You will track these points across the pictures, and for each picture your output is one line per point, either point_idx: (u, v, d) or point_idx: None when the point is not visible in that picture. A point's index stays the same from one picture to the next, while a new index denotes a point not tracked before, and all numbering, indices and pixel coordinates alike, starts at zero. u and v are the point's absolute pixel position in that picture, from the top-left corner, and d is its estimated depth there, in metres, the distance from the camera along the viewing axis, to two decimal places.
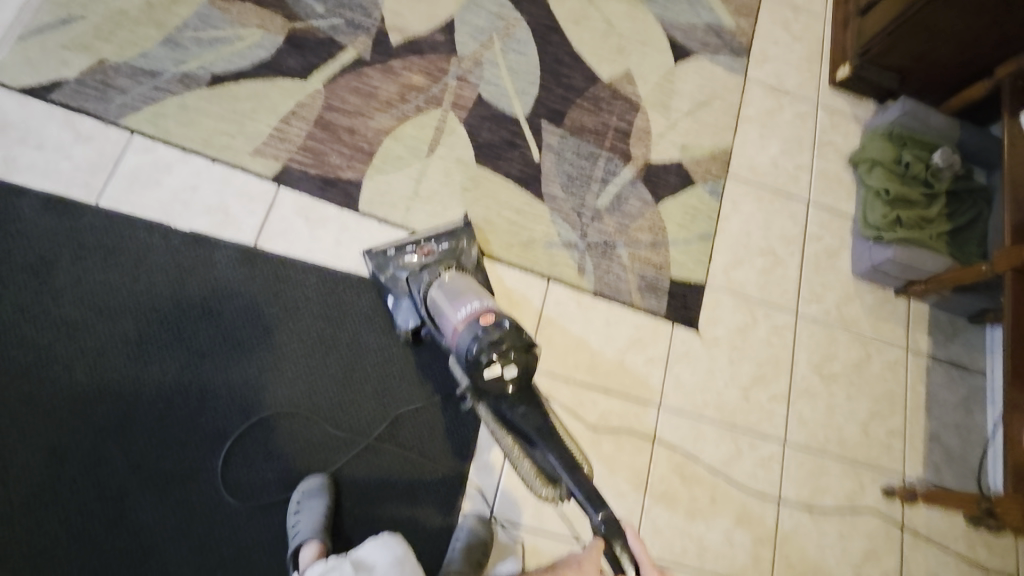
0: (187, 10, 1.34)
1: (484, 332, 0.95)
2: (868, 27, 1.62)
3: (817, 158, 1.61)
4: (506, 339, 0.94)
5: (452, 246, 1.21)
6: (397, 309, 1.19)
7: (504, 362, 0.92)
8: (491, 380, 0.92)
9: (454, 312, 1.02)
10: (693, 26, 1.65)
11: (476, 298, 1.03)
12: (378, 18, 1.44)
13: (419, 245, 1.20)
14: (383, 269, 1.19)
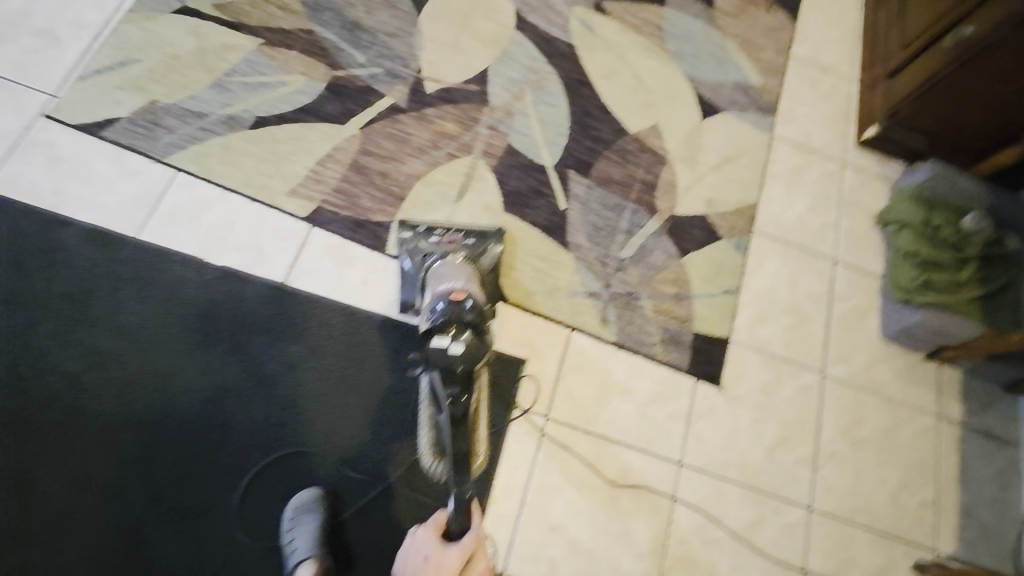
0: (236, 56, 1.41)
1: (456, 310, 0.98)
2: (896, 90, 1.63)
3: (845, 216, 1.60)
4: (464, 321, 0.97)
5: (478, 243, 1.26)
6: (404, 277, 1.25)
7: (455, 338, 0.94)
8: (437, 350, 0.94)
9: (440, 288, 1.08)
10: (721, 83, 1.68)
11: (464, 285, 1.09)
12: (415, 69, 1.49)
13: (446, 233, 1.27)
14: (408, 239, 1.25)
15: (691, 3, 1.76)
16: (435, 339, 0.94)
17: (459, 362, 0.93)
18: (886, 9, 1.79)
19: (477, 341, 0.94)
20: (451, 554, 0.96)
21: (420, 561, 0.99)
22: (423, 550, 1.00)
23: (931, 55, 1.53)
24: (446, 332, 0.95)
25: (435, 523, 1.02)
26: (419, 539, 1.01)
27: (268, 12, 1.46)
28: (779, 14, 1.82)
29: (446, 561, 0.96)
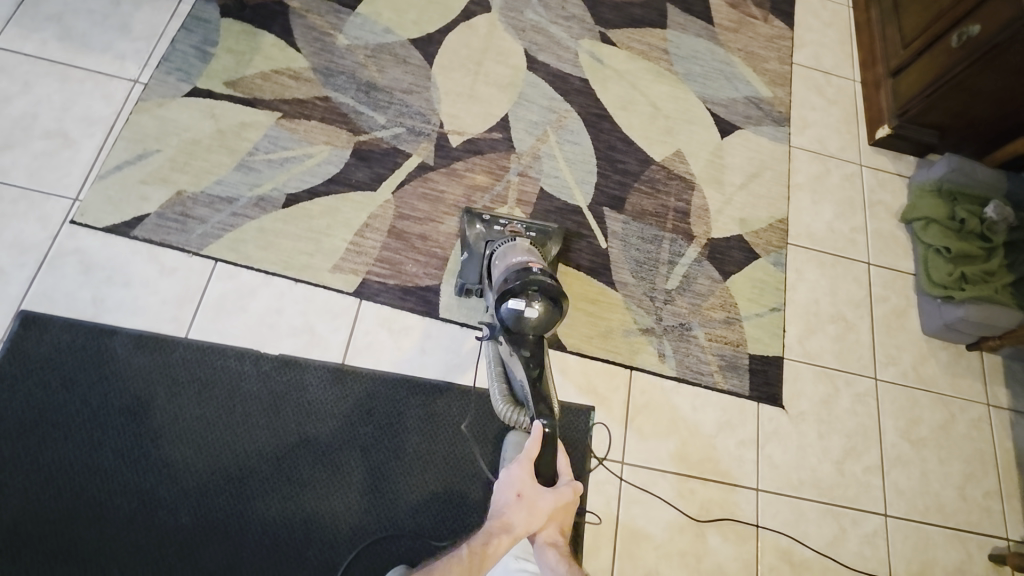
0: (257, 133, 1.37)
1: (532, 275, 1.05)
2: (904, 89, 1.66)
3: (870, 218, 1.63)
4: (542, 288, 1.03)
5: (539, 236, 1.29)
6: (466, 262, 1.27)
7: (532, 303, 1.02)
8: (511, 312, 1.03)
9: (511, 259, 1.15)
10: (733, 99, 1.70)
11: (536, 259, 1.13)
12: (436, 123, 1.47)
13: (510, 223, 1.30)
14: (472, 226, 1.28)
15: (692, 23, 1.78)
16: (511, 303, 1.02)
17: (534, 325, 1.04)
18: (879, 9, 1.83)
19: (550, 310, 1.03)
20: (548, 497, 1.01)
21: (511, 496, 1.00)
22: (516, 485, 1.01)
23: (937, 53, 1.57)
24: (524, 296, 1.03)
25: (530, 459, 1.02)
26: (513, 474, 1.01)
27: (281, 83, 1.43)
28: (776, 23, 1.85)
29: (542, 502, 1.00)
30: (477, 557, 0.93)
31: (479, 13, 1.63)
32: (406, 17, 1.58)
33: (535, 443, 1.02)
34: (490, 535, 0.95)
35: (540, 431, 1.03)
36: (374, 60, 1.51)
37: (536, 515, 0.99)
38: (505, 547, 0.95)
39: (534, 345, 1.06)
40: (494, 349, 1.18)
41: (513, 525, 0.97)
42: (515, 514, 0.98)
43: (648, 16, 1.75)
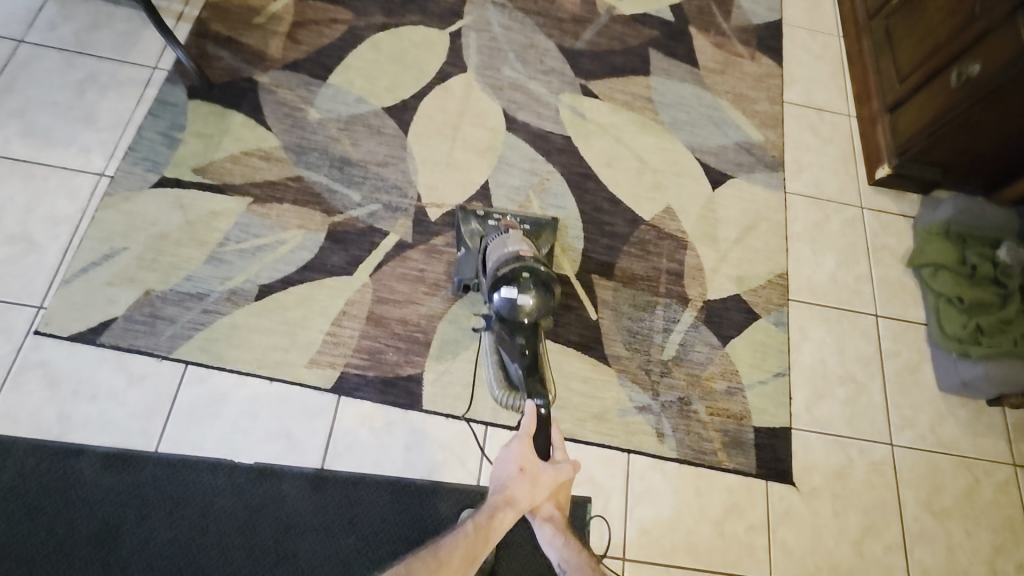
0: (226, 222, 1.32)
1: (523, 264, 1.14)
2: (902, 126, 1.58)
3: (876, 265, 1.55)
4: (533, 277, 1.12)
5: (534, 230, 1.32)
6: (462, 260, 1.29)
7: (525, 291, 1.10)
8: (504, 299, 1.10)
9: (504, 249, 1.20)
10: (724, 146, 1.62)
11: (527, 247, 1.20)
12: (414, 196, 1.42)
13: (503, 218, 1.32)
14: (467, 223, 1.31)
15: (677, 67, 1.71)
16: (504, 291, 1.10)
17: (528, 311, 1.11)
18: (871, 40, 1.75)
19: (541, 296, 1.10)
20: (550, 472, 0.99)
21: (513, 469, 0.99)
22: (517, 460, 0.99)
23: (935, 89, 1.48)
24: (516, 283, 1.11)
25: (530, 435, 1.02)
26: (513, 449, 1.01)
27: (250, 165, 1.38)
28: (765, 61, 1.78)
29: (545, 477, 0.99)
30: (484, 530, 0.92)
31: (454, 74, 1.58)
32: (379, 84, 1.53)
33: (532, 423, 1.02)
34: (494, 509, 0.94)
35: (535, 410, 1.03)
36: (348, 133, 1.46)
37: (539, 489, 0.98)
38: (508, 520, 0.95)
39: (528, 330, 1.12)
40: (492, 339, 1.23)
41: (517, 500, 0.95)
42: (518, 489, 0.96)
43: (631, 64, 1.69)
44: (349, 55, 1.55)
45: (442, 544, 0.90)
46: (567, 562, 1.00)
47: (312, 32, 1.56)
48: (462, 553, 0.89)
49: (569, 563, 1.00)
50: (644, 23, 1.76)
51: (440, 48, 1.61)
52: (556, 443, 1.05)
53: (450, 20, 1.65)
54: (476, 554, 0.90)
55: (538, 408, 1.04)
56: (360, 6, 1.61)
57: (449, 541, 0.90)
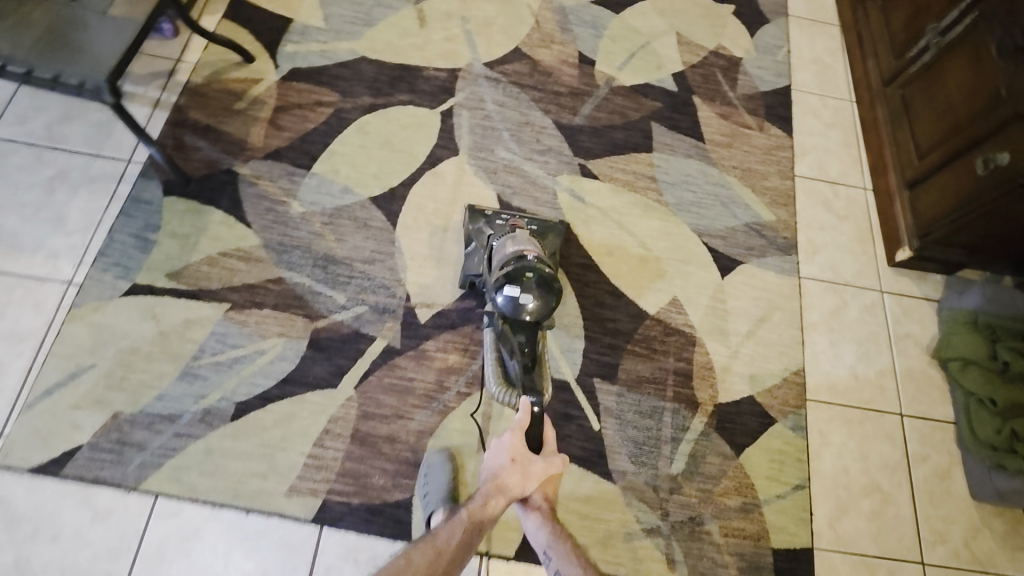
0: (202, 332, 1.24)
1: (528, 264, 1.16)
2: (923, 207, 1.48)
3: (898, 357, 1.45)
4: (536, 277, 1.14)
5: (540, 230, 1.38)
6: (470, 255, 1.34)
7: (528, 292, 1.12)
8: (508, 297, 1.13)
9: (509, 248, 1.23)
10: (731, 227, 1.54)
11: (531, 245, 1.23)
12: (403, 295, 1.34)
13: (511, 218, 1.37)
14: (475, 221, 1.36)
15: (680, 141, 1.63)
16: (508, 289, 1.12)
17: (530, 312, 1.13)
18: (887, 108, 1.67)
19: (543, 297, 1.13)
20: (539, 465, 1.07)
21: (505, 461, 1.07)
22: (509, 452, 1.08)
23: (957, 172, 1.39)
24: (520, 283, 1.13)
25: (523, 429, 1.10)
26: (506, 441, 1.09)
27: (228, 268, 1.30)
28: (773, 132, 1.69)
29: (535, 468, 1.07)
30: (478, 517, 1.01)
31: (446, 157, 1.51)
32: (367, 172, 1.45)
33: (526, 418, 1.10)
34: (486, 496, 1.03)
35: (529, 407, 1.10)
36: (333, 227, 1.38)
37: (530, 479, 1.06)
38: (499, 507, 1.03)
39: (528, 330, 1.15)
40: (492, 337, 1.23)
41: (507, 488, 1.04)
42: (509, 476, 1.05)
43: (631, 139, 1.61)
44: (335, 140, 1.48)
45: (441, 530, 1.00)
46: (553, 550, 1.05)
47: (297, 116, 1.49)
48: (458, 538, 0.99)
49: (556, 551, 1.05)
50: (644, 94, 1.68)
51: (431, 129, 1.53)
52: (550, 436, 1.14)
53: (441, 98, 1.58)
54: (471, 537, 0.99)
55: (532, 404, 1.11)
56: (347, 87, 1.55)
57: (447, 525, 1.00)
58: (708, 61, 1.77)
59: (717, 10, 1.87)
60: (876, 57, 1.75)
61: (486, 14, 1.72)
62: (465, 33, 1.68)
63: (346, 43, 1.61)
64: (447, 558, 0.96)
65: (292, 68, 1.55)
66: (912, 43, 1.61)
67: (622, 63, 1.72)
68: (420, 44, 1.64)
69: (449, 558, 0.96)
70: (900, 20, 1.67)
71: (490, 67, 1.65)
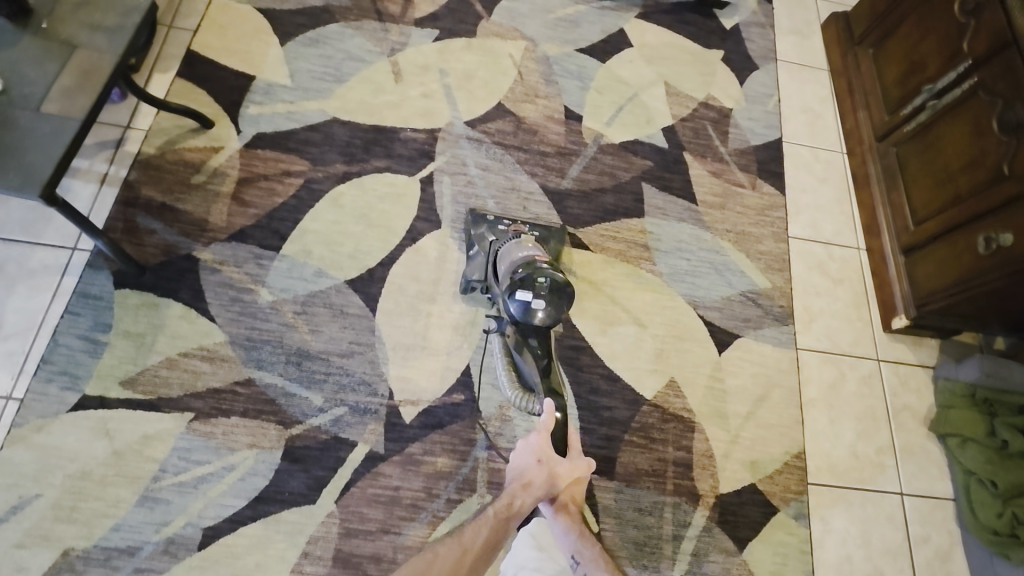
0: (163, 448, 1.12)
1: (540, 268, 1.11)
2: (923, 275, 1.45)
3: (897, 431, 1.42)
4: (549, 282, 1.09)
5: (543, 235, 1.40)
6: (472, 260, 1.33)
7: (541, 298, 1.09)
8: (520, 303, 1.10)
9: (515, 254, 1.20)
10: (727, 296, 1.48)
11: (540, 250, 1.20)
12: (385, 391, 1.24)
13: (513, 223, 1.37)
14: (477, 226, 1.36)
15: (672, 203, 1.56)
16: (520, 295, 1.09)
17: (543, 318, 1.11)
18: (880, 165, 1.63)
19: (556, 303, 1.10)
20: (566, 466, 1.07)
21: (532, 461, 1.08)
22: (535, 452, 1.08)
23: (958, 245, 1.36)
24: (532, 288, 1.09)
25: (548, 430, 1.09)
26: (532, 440, 1.09)
27: (191, 370, 1.18)
28: (766, 189, 1.63)
29: (562, 468, 1.07)
30: (504, 516, 1.01)
31: (427, 230, 1.40)
32: (341, 251, 1.34)
33: (550, 419, 1.08)
34: (513, 496, 1.03)
35: (552, 408, 1.08)
36: (306, 316, 1.27)
37: (556, 479, 1.06)
38: (526, 507, 1.03)
39: (540, 333, 1.14)
40: (502, 342, 1.26)
41: (534, 488, 1.04)
42: (535, 475, 1.06)
43: (622, 203, 1.53)
44: (306, 216, 1.36)
45: (466, 529, 0.99)
46: (581, 555, 0.99)
47: (263, 189, 1.37)
48: (483, 536, 0.98)
49: (583, 555, 0.99)
50: (634, 152, 1.61)
51: (410, 198, 1.43)
52: (574, 442, 1.12)
53: (420, 163, 1.47)
54: (497, 536, 0.98)
55: (555, 407, 1.09)
56: (317, 153, 1.43)
57: (472, 525, 1.00)
58: (698, 112, 1.70)
59: (706, 56, 1.79)
60: (867, 109, 1.71)
61: (466, 65, 1.62)
62: (443, 87, 1.57)
63: (314, 102, 1.48)
64: (473, 554, 0.95)
65: (256, 133, 1.42)
66: (906, 100, 1.57)
67: (610, 118, 1.64)
68: (395, 102, 1.53)
69: (475, 557, 0.94)
70: (893, 74, 1.63)
71: (471, 125, 1.54)
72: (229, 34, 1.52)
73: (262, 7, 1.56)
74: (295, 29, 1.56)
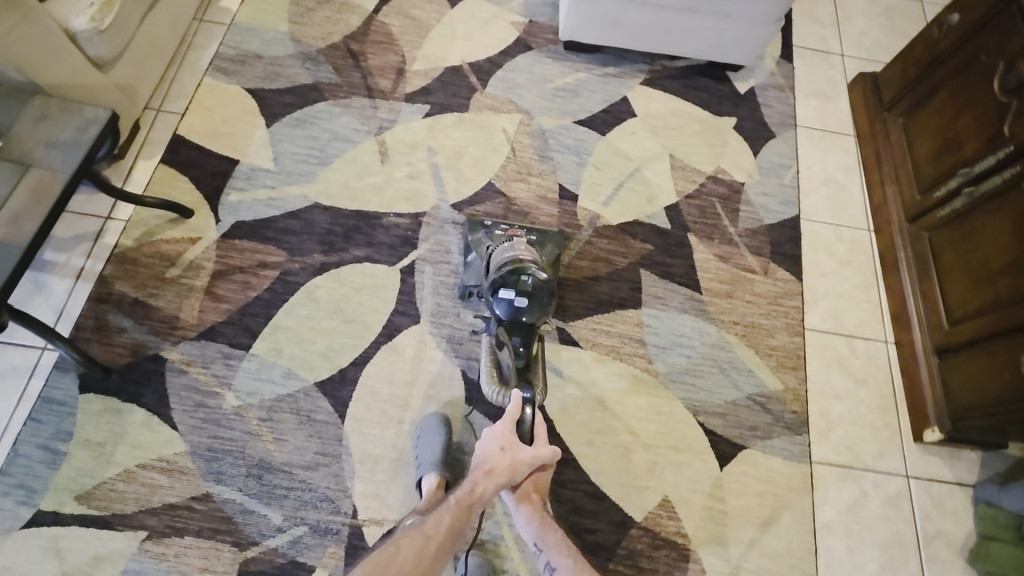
0: (112, 571, 1.07)
1: (523, 266, 1.17)
2: (957, 383, 1.28)
3: (928, 564, 1.24)
4: (532, 281, 1.16)
5: (540, 239, 1.39)
6: (470, 266, 1.33)
7: (521, 295, 1.16)
8: (504, 303, 1.16)
9: (504, 252, 1.24)
10: (733, 400, 1.34)
11: (526, 248, 1.24)
12: (349, 509, 1.16)
13: (509, 228, 1.39)
14: (474, 231, 1.37)
15: (673, 291, 1.44)
16: (503, 294, 1.15)
17: (525, 317, 1.17)
18: (911, 249, 1.47)
19: (537, 302, 1.16)
20: (528, 452, 1.10)
21: (494, 449, 1.10)
22: (498, 439, 1.11)
23: (996, 358, 1.19)
24: (513, 287, 1.16)
25: (513, 417, 1.14)
26: (495, 429, 1.12)
27: (147, 483, 1.13)
28: (780, 274, 1.49)
29: (525, 456, 1.09)
30: (466, 503, 1.03)
31: (405, 326, 1.33)
32: (313, 350, 1.28)
33: (516, 408, 1.14)
34: (475, 482, 1.04)
35: (520, 399, 1.15)
36: (271, 423, 1.20)
37: (518, 466, 1.08)
38: (489, 493, 1.04)
39: (524, 334, 1.19)
40: (489, 341, 1.26)
41: (497, 474, 1.06)
42: (498, 462, 1.08)
43: (618, 293, 1.42)
44: (278, 311, 1.31)
45: (429, 519, 1.00)
46: (544, 542, 1.06)
47: (237, 283, 1.32)
48: (446, 524, 1.00)
49: (546, 542, 1.06)
50: (633, 234, 1.49)
51: (389, 290, 1.36)
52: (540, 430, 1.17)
53: (402, 252, 1.40)
54: (459, 525, 1.00)
55: (525, 399, 1.16)
56: (295, 243, 1.38)
57: (434, 514, 1.01)
58: (705, 188, 1.58)
59: (716, 125, 1.67)
60: (897, 184, 1.55)
61: (456, 141, 1.55)
62: (431, 167, 1.51)
63: (296, 187, 1.44)
64: (436, 545, 0.97)
65: (234, 222, 1.38)
66: (940, 181, 1.41)
67: (608, 196, 1.54)
68: (380, 185, 1.47)
69: (438, 548, 0.96)
70: (926, 150, 1.47)
71: (458, 207, 1.47)
72: (215, 116, 1.50)
73: (251, 87, 1.55)
74: (283, 110, 1.53)
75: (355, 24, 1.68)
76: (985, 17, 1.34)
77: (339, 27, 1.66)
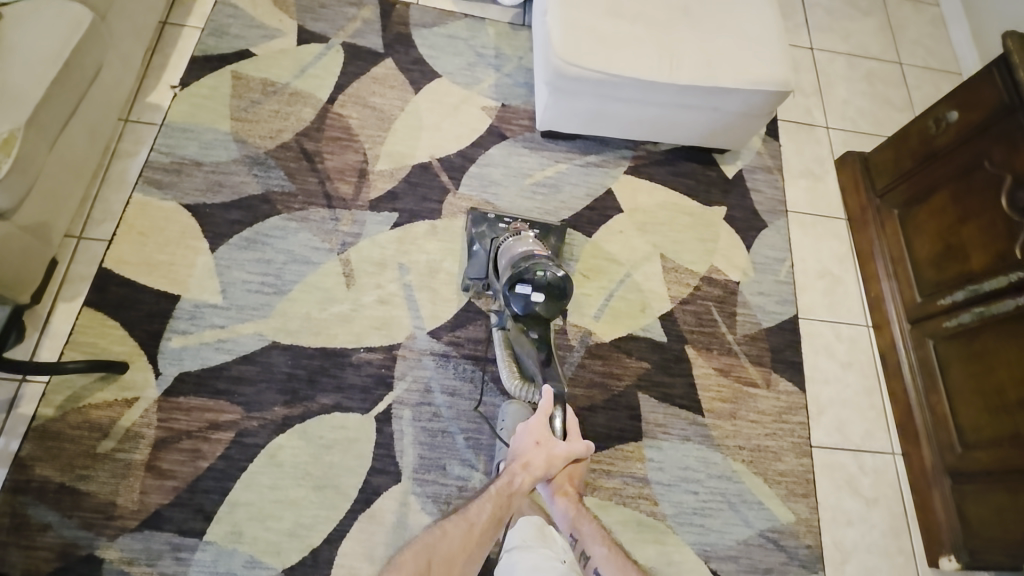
0: None
1: (537, 260, 1.11)
2: (974, 513, 1.22)
3: None
4: (551, 271, 1.09)
5: (541, 232, 1.39)
6: (473, 257, 1.33)
7: (539, 288, 1.09)
8: (520, 297, 1.10)
9: (514, 248, 1.19)
10: (745, 540, 1.25)
11: (536, 244, 1.20)
12: None
13: (513, 223, 1.36)
14: (478, 224, 1.36)
15: (673, 417, 1.33)
16: (519, 288, 1.09)
17: (541, 311, 1.12)
18: (916, 354, 1.40)
19: (556, 294, 1.10)
20: (564, 446, 1.06)
21: (530, 442, 1.06)
22: (533, 433, 1.06)
23: (1018, 498, 1.14)
24: (531, 280, 1.09)
25: (546, 411, 1.08)
26: (529, 422, 1.07)
27: None
28: (782, 385, 1.41)
29: (561, 450, 1.06)
30: (505, 494, 1.02)
31: (384, 487, 1.18)
32: (279, 528, 1.12)
33: (549, 404, 1.09)
34: (512, 475, 1.03)
35: (550, 394, 1.10)
36: None
37: (556, 460, 1.05)
38: (527, 485, 1.03)
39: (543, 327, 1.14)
40: (503, 336, 1.26)
41: (533, 468, 1.03)
42: (534, 456, 1.04)
43: (617, 424, 1.31)
44: (236, 483, 1.13)
45: (470, 508, 1.00)
46: (581, 534, 1.02)
47: (184, 452, 1.14)
48: (486, 514, 0.99)
49: (583, 532, 1.02)
50: (628, 352, 1.38)
51: (365, 444, 1.20)
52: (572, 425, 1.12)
53: (376, 394, 1.25)
54: (500, 515, 0.99)
55: (554, 395, 1.11)
56: (252, 394, 1.21)
57: (475, 505, 1.00)
58: (700, 291, 1.48)
59: (706, 216, 1.57)
60: (896, 281, 1.49)
61: (429, 254, 1.40)
62: (403, 287, 1.36)
63: (250, 324, 1.27)
64: (479, 532, 0.97)
65: (178, 375, 1.20)
66: (945, 287, 1.35)
67: (599, 308, 1.42)
68: (346, 314, 1.31)
69: (480, 536, 0.97)
70: (926, 250, 1.42)
71: (436, 335, 1.32)
72: (149, 242, 1.30)
73: (190, 203, 1.35)
74: (229, 228, 1.35)
75: (308, 117, 1.50)
76: (987, 122, 1.29)
77: (289, 123, 1.48)
